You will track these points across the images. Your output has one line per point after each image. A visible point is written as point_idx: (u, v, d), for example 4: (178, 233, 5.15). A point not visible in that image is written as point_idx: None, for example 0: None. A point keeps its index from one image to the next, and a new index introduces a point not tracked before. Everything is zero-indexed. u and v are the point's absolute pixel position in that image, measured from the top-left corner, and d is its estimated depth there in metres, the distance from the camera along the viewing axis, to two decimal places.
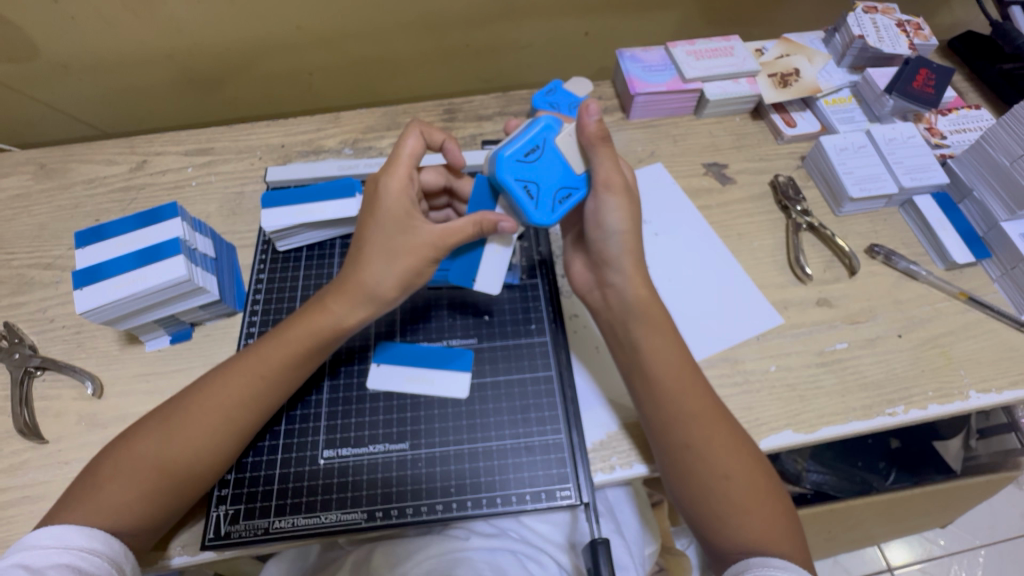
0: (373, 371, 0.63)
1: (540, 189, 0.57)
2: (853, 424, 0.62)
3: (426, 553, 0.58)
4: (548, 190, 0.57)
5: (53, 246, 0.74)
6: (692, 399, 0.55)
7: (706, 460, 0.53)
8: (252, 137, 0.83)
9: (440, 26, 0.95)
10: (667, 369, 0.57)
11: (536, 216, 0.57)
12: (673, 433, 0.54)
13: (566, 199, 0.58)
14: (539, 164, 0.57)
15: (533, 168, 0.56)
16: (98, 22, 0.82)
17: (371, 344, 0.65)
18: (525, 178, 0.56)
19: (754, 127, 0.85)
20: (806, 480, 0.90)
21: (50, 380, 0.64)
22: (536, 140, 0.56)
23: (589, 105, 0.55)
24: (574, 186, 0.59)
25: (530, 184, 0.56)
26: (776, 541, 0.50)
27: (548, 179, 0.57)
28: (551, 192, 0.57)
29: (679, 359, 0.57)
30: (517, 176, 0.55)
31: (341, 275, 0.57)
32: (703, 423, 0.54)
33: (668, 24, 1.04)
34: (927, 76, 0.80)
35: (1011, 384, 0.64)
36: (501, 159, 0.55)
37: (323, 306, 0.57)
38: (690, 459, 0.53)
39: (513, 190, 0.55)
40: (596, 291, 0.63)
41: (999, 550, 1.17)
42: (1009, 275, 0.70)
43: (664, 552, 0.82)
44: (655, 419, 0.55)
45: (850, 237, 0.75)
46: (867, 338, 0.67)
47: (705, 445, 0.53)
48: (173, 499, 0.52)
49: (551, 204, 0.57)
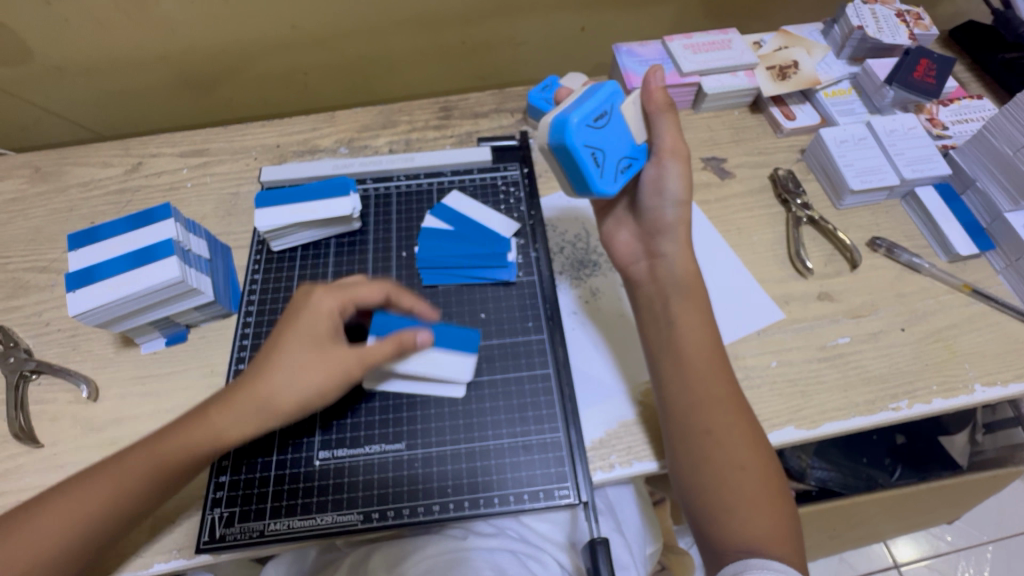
0: (362, 363, 0.62)
1: (607, 157, 0.56)
2: (856, 419, 0.61)
3: (424, 553, 0.57)
4: (613, 157, 0.57)
5: (48, 249, 0.74)
6: (722, 381, 0.55)
7: (723, 447, 0.52)
8: (247, 138, 0.83)
9: (435, 23, 0.94)
10: (702, 349, 0.56)
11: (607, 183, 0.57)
12: (693, 416, 0.54)
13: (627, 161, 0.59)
14: (604, 132, 0.56)
15: (599, 134, 0.56)
16: (90, 23, 0.82)
17: (360, 337, 0.64)
18: (594, 143, 0.55)
19: (753, 120, 0.84)
20: (811, 477, 0.89)
21: (46, 384, 0.64)
22: (605, 106, 0.56)
23: (656, 72, 0.58)
24: (633, 154, 0.60)
25: (598, 150, 0.55)
26: (778, 541, 0.49)
27: (612, 147, 0.57)
28: (615, 159, 0.57)
29: (711, 341, 0.57)
30: (587, 142, 0.54)
31: (279, 355, 0.52)
32: (728, 408, 0.54)
33: (666, 19, 1.03)
34: (927, 66, 0.79)
35: (1016, 377, 0.63)
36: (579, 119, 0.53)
37: (253, 384, 0.52)
38: (707, 444, 0.52)
39: (583, 155, 0.54)
40: (642, 262, 0.63)
41: (1007, 546, 1.15)
42: (1013, 267, 0.69)
43: (667, 551, 0.81)
44: (684, 396, 0.55)
45: (851, 231, 0.74)
46: (869, 332, 0.66)
47: (729, 430, 0.53)
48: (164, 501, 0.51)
49: (615, 170, 0.57)
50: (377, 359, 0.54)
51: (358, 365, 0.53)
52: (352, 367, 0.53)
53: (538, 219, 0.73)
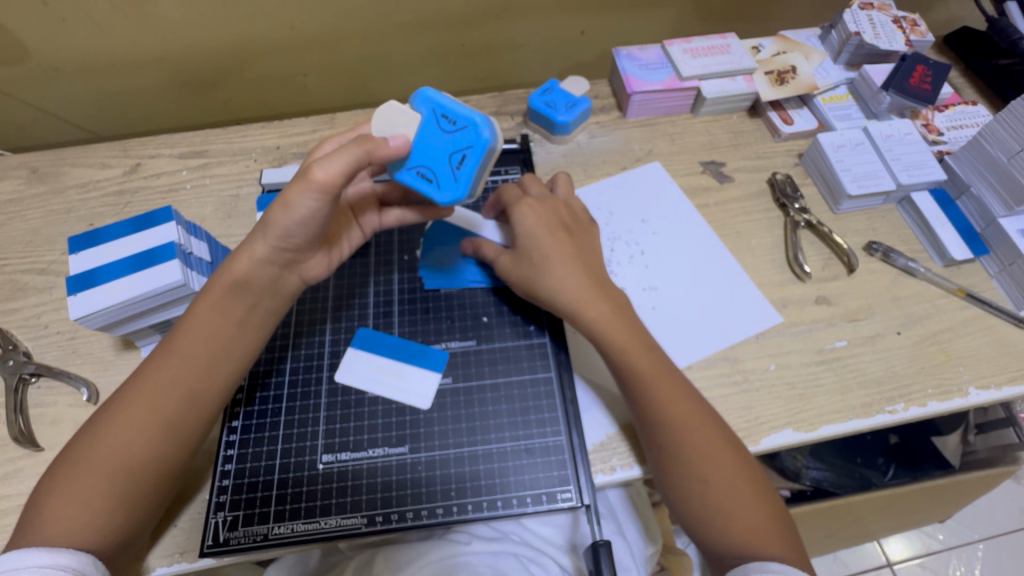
0: (347, 357, 0.64)
1: (437, 166, 0.53)
2: (853, 422, 0.62)
3: (428, 558, 0.57)
4: (442, 159, 0.52)
5: (46, 251, 0.73)
6: (668, 400, 0.54)
7: (681, 462, 0.53)
8: (246, 139, 0.83)
9: (435, 25, 0.94)
10: (642, 370, 0.56)
11: (472, 167, 0.52)
12: (658, 432, 0.54)
13: (454, 126, 0.52)
14: (429, 138, 0.53)
15: (422, 147, 0.53)
16: (88, 23, 0.82)
17: (352, 331, 0.66)
18: (418, 161, 0.53)
19: (751, 124, 0.85)
20: (806, 477, 0.90)
21: (45, 387, 0.64)
22: (428, 108, 0.52)
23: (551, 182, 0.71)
24: (473, 142, 0.52)
25: (422, 166, 0.53)
26: (771, 542, 0.50)
27: (439, 151, 0.52)
28: (445, 160, 0.52)
29: (650, 361, 0.56)
30: (410, 163, 0.53)
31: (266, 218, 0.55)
32: (675, 426, 0.53)
33: (665, 23, 1.04)
34: (923, 73, 0.80)
35: (1009, 380, 0.64)
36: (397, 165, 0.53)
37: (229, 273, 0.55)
38: (672, 459, 0.53)
39: (409, 180, 0.53)
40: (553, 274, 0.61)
41: (997, 544, 1.17)
42: (1007, 271, 0.70)
43: (665, 552, 0.82)
44: (632, 417, 0.56)
45: (847, 235, 0.75)
46: (866, 335, 0.67)
47: (678, 448, 0.53)
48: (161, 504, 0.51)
49: (450, 172, 0.53)
50: (331, 155, 0.50)
51: (315, 168, 0.50)
52: (312, 167, 0.50)
53: None
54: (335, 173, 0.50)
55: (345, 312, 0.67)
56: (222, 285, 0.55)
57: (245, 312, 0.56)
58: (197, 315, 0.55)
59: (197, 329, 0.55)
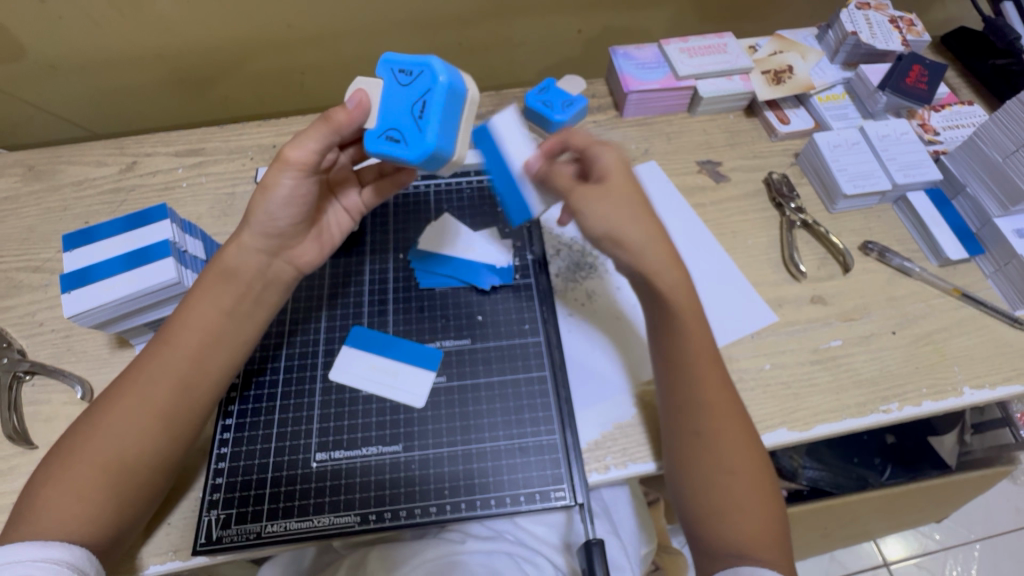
0: (341, 355, 0.64)
1: (404, 125, 0.50)
2: (847, 422, 0.62)
3: (422, 557, 0.57)
4: (407, 116, 0.50)
5: (41, 249, 0.73)
6: (713, 387, 0.54)
7: (715, 449, 0.53)
8: (243, 137, 0.83)
9: (432, 24, 0.94)
10: (696, 355, 0.55)
11: (439, 113, 0.49)
12: (684, 420, 0.54)
13: (412, 78, 0.51)
14: (394, 101, 0.51)
15: (388, 111, 0.51)
16: (84, 20, 0.82)
17: (347, 329, 0.66)
18: (387, 126, 0.51)
19: (748, 124, 0.85)
20: (802, 477, 0.91)
21: (40, 385, 0.64)
22: (389, 73, 0.52)
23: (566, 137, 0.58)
24: (431, 86, 0.49)
25: (392, 129, 0.51)
26: (766, 543, 0.50)
27: (403, 111, 0.51)
28: (411, 114, 0.50)
29: (706, 347, 0.56)
30: (380, 131, 0.51)
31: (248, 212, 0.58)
32: (716, 413, 0.53)
33: (663, 22, 1.04)
34: (920, 72, 0.80)
35: (1004, 380, 0.64)
36: (369, 135, 0.52)
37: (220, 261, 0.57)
38: (695, 448, 0.53)
39: (381, 148, 0.51)
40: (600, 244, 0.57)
41: (993, 544, 1.17)
42: (1002, 272, 0.70)
43: (661, 551, 0.82)
44: (672, 399, 0.55)
45: (843, 235, 0.75)
46: (861, 335, 0.67)
47: (716, 435, 0.53)
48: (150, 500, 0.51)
49: (416, 124, 0.50)
50: (302, 137, 0.54)
51: (287, 150, 0.55)
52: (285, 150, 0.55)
53: (534, 221, 0.74)
54: (305, 150, 0.54)
55: (339, 309, 0.67)
56: (212, 273, 0.58)
57: (235, 301, 0.57)
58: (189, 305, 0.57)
59: (192, 322, 0.55)
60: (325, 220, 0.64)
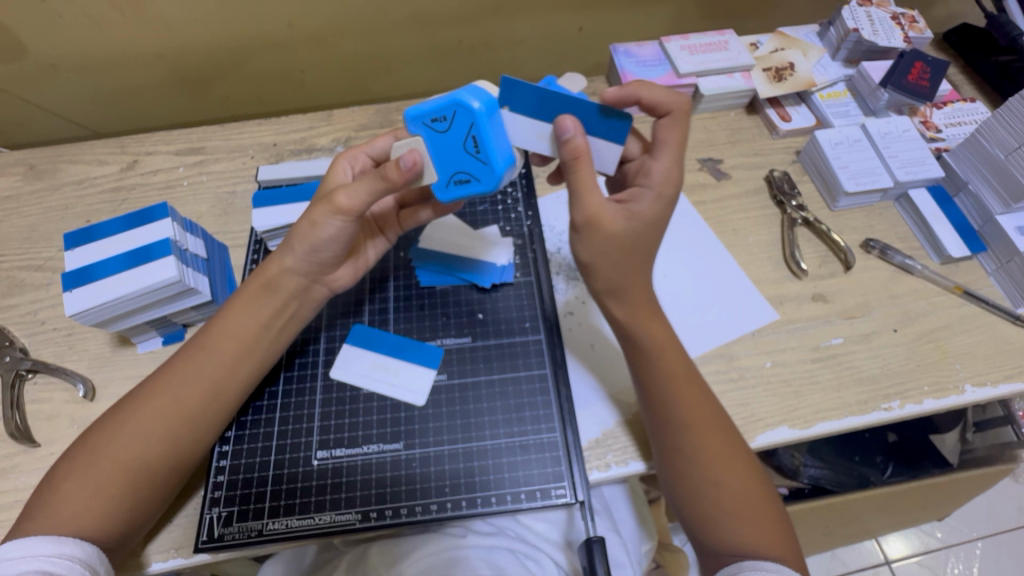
0: (343, 351, 0.64)
1: (466, 165, 0.52)
2: (848, 419, 0.62)
3: (423, 552, 0.57)
4: (465, 155, 0.51)
5: (43, 248, 0.73)
6: (698, 402, 0.54)
7: (709, 460, 0.52)
8: (244, 136, 0.83)
9: (433, 22, 0.94)
10: (680, 368, 0.55)
11: (502, 126, 0.51)
12: (678, 429, 0.53)
13: (448, 122, 0.50)
14: (440, 143, 0.51)
15: (441, 156, 0.52)
16: (85, 19, 0.82)
17: (349, 326, 0.66)
18: (451, 170, 0.53)
19: (749, 121, 0.85)
20: (805, 475, 0.90)
21: (43, 383, 0.64)
22: (422, 120, 0.50)
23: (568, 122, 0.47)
24: (473, 122, 0.49)
25: (457, 171, 0.53)
26: (769, 542, 0.50)
27: (457, 151, 0.51)
28: (468, 154, 0.51)
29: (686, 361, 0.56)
30: (445, 177, 0.53)
31: (280, 249, 0.58)
32: (704, 425, 0.53)
33: (663, 20, 1.04)
34: (922, 69, 0.79)
35: (1006, 377, 0.64)
36: (436, 187, 0.54)
37: (263, 274, 0.58)
38: (692, 457, 0.53)
39: (457, 192, 0.54)
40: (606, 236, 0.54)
41: (996, 542, 1.17)
42: (1004, 269, 0.70)
43: (661, 549, 0.82)
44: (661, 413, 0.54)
45: (845, 232, 0.75)
46: (862, 333, 0.67)
47: (710, 445, 0.53)
48: (150, 497, 0.51)
49: (478, 161, 0.51)
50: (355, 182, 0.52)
51: (339, 195, 0.53)
52: (338, 193, 0.53)
53: (536, 221, 0.74)
54: (357, 200, 0.52)
55: (340, 308, 0.67)
56: (254, 285, 0.57)
57: (271, 315, 0.58)
58: (227, 317, 0.57)
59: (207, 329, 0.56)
60: (369, 255, 0.65)
